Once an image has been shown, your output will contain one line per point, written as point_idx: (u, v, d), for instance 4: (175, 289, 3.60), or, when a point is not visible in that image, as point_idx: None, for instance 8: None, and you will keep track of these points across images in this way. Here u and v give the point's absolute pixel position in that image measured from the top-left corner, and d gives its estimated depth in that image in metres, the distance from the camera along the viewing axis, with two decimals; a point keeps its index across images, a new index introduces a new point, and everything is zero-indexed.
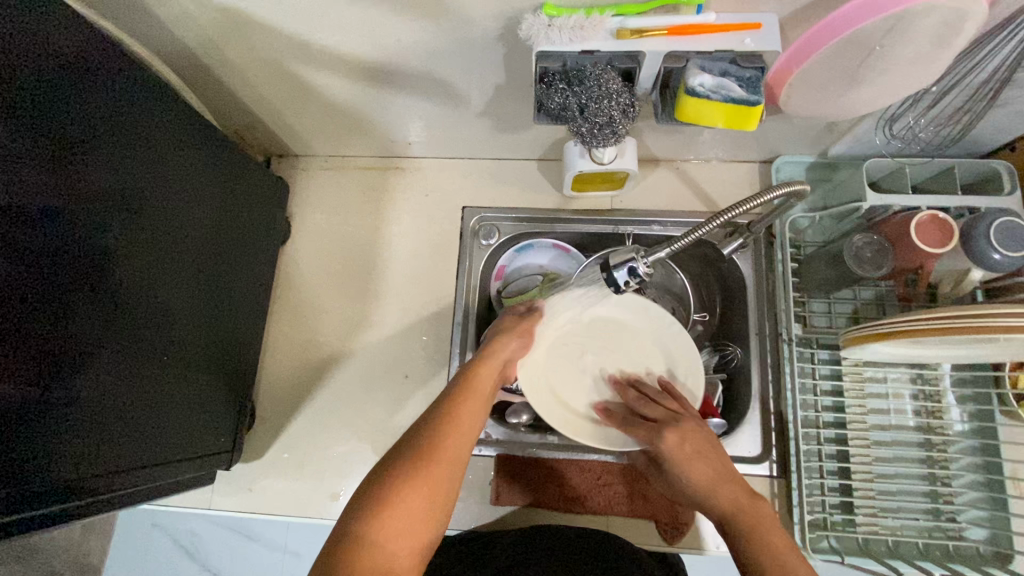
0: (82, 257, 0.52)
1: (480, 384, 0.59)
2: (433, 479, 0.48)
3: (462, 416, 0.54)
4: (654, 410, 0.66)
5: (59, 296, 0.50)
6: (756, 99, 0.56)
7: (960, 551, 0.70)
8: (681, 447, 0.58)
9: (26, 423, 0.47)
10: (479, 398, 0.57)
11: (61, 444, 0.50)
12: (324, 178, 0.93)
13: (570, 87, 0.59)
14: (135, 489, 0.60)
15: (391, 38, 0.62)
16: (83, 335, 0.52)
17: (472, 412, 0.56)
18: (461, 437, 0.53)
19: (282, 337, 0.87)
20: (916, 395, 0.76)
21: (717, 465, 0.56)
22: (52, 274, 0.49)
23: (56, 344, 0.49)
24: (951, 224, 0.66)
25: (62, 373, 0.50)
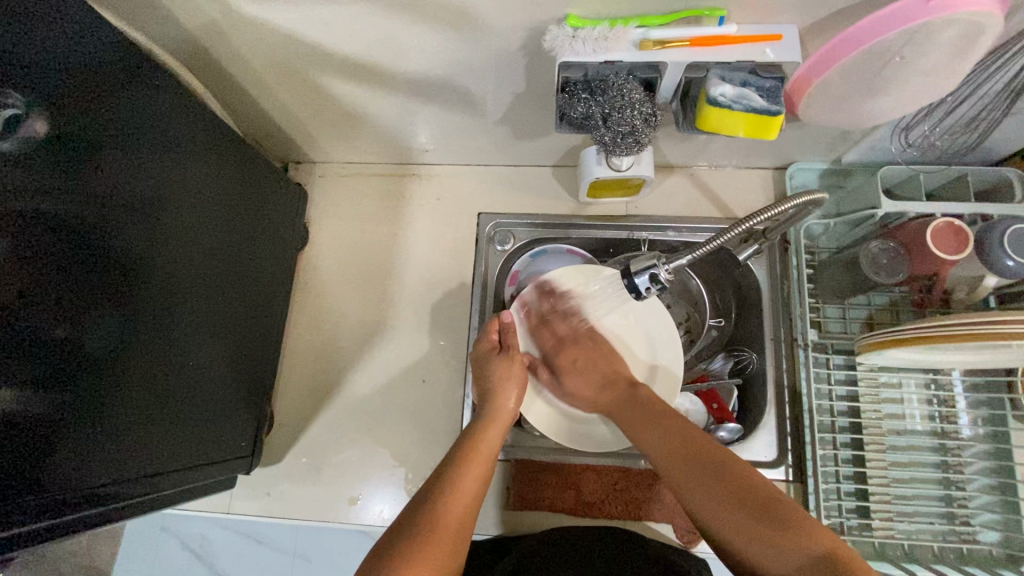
0: (105, 266, 0.52)
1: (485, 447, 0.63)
2: (435, 555, 0.50)
3: (465, 489, 0.57)
4: (560, 326, 0.77)
5: (82, 309, 0.50)
6: (777, 109, 0.56)
7: (974, 555, 0.71)
8: (574, 362, 0.75)
9: (47, 437, 0.47)
10: (481, 469, 0.60)
11: (83, 457, 0.51)
12: (340, 184, 0.94)
13: (592, 96, 0.60)
14: (153, 499, 0.61)
15: (414, 48, 0.63)
16: (104, 344, 0.52)
17: (475, 484, 0.58)
18: (462, 510, 0.55)
19: (298, 343, 0.88)
20: (930, 400, 0.77)
21: (602, 377, 0.73)
22: (76, 283, 0.49)
23: (76, 353, 0.49)
24: (966, 231, 0.66)
25: (83, 386, 0.50)
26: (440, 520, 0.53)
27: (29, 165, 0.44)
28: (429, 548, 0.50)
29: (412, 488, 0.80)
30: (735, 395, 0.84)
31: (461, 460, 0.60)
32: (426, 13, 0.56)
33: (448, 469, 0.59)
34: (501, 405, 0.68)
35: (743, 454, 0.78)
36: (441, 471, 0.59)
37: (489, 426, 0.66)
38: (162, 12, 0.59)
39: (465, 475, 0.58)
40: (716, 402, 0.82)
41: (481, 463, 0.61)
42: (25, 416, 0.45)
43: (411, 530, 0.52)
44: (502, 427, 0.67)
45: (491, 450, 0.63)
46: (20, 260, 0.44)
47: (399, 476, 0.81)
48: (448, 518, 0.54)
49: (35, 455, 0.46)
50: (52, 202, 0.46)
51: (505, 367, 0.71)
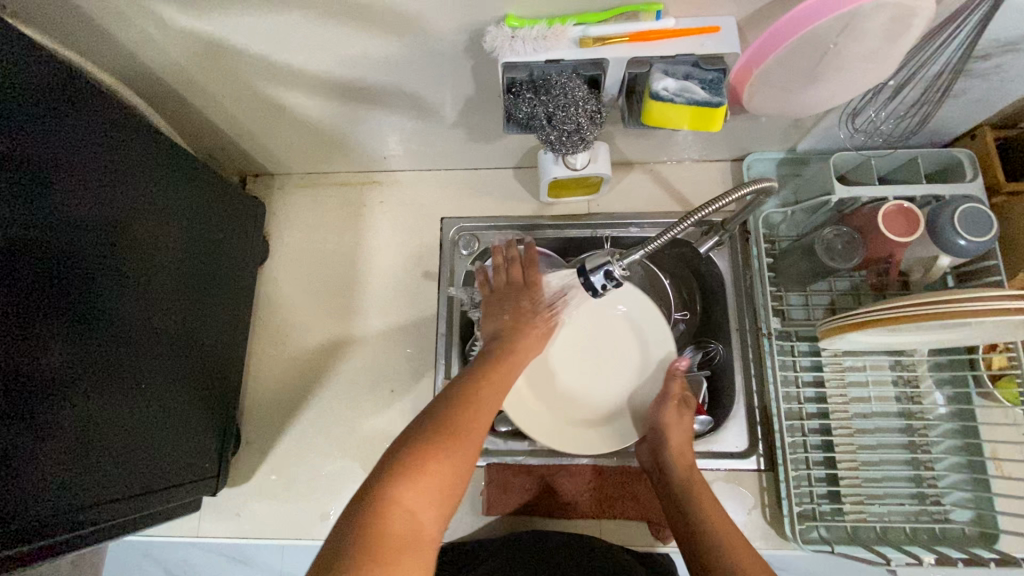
0: (49, 288, 0.50)
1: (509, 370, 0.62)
2: (460, 447, 0.50)
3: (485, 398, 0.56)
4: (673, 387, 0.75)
5: (28, 334, 0.48)
6: (718, 101, 0.57)
7: (945, 533, 0.71)
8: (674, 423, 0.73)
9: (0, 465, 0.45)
10: (499, 388, 0.59)
11: (38, 485, 0.49)
12: (300, 196, 0.93)
13: (537, 97, 0.59)
14: (111, 530, 0.59)
15: (360, 54, 0.62)
16: (53, 370, 0.51)
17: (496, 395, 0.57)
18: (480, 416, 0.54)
19: (262, 359, 0.86)
20: (896, 381, 0.78)
21: (683, 450, 0.71)
22: (18, 302, 0.48)
23: (20, 378, 0.48)
24: (917, 214, 0.67)
25: (31, 416, 0.48)
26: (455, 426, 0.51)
27: None
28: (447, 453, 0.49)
29: None
30: (705, 386, 0.84)
31: (477, 380, 0.58)
32: (366, 19, 0.56)
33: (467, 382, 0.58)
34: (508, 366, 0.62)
35: (715, 446, 0.78)
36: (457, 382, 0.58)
37: (515, 348, 0.65)
38: (94, 30, 0.58)
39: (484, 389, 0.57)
40: None
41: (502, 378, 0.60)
42: None
43: (427, 433, 0.50)
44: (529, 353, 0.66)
45: (511, 373, 0.62)
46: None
47: None
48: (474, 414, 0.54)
49: None
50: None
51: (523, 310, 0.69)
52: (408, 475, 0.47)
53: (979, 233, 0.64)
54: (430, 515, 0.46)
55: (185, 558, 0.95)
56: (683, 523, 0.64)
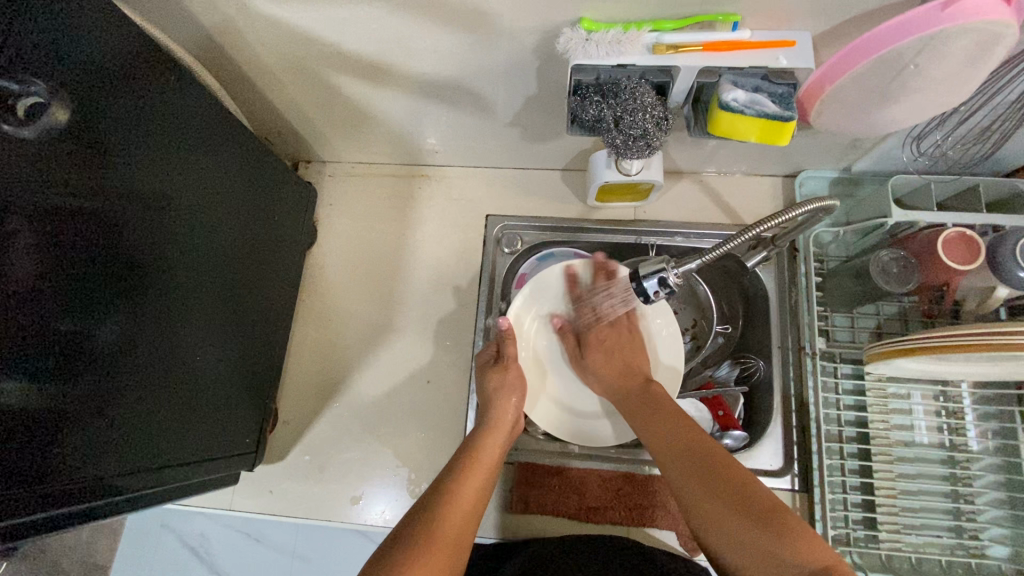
0: (112, 261, 0.51)
1: (488, 457, 0.63)
2: (436, 559, 0.50)
3: (467, 496, 0.57)
4: (590, 311, 0.76)
5: (88, 307, 0.49)
6: (790, 115, 0.56)
7: (983, 569, 0.69)
8: (605, 340, 0.76)
9: (51, 432, 0.46)
10: (478, 482, 0.60)
11: (89, 454, 0.50)
12: (349, 184, 0.94)
13: (604, 100, 0.59)
14: (155, 500, 0.60)
15: (429, 49, 0.63)
16: (108, 344, 0.51)
17: (473, 494, 0.58)
18: (460, 523, 0.55)
19: (302, 341, 0.88)
20: (939, 411, 0.76)
21: (622, 367, 0.73)
22: (83, 273, 0.48)
23: (77, 348, 0.48)
24: (979, 244, 0.66)
25: (84, 386, 0.49)
26: (433, 537, 0.52)
27: (42, 155, 0.43)
28: (424, 563, 0.49)
29: (415, 489, 0.80)
30: (739, 402, 0.84)
31: (458, 477, 0.59)
32: (442, 16, 0.57)
33: (449, 479, 0.58)
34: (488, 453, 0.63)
35: (748, 462, 0.78)
36: (441, 483, 0.59)
37: (490, 434, 0.66)
38: (174, 9, 0.59)
39: (462, 488, 0.58)
40: (722, 409, 0.81)
41: (480, 474, 0.61)
42: (31, 414, 0.44)
43: (408, 546, 0.50)
44: (504, 436, 0.67)
45: (491, 468, 0.63)
46: (37, 253, 0.44)
47: (401, 477, 0.80)
48: (450, 525, 0.54)
49: (39, 458, 0.45)
50: (65, 197, 0.46)
51: (501, 376, 0.71)
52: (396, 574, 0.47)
53: None
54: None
55: (212, 530, 0.97)
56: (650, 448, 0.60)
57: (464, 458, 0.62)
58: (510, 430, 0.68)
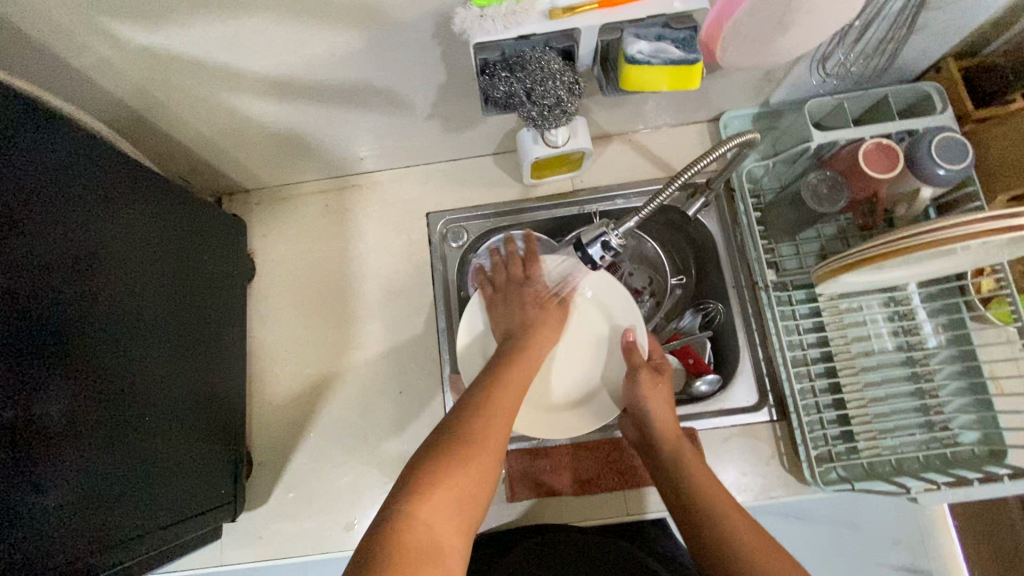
0: (46, 332, 0.49)
1: (523, 376, 0.61)
2: (476, 459, 0.50)
3: (500, 408, 0.56)
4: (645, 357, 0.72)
5: (30, 382, 0.47)
6: (694, 58, 0.56)
7: (957, 456, 0.73)
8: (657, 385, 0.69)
9: (11, 521, 0.44)
10: (514, 391, 0.58)
11: (56, 532, 0.48)
12: (278, 209, 0.90)
13: (513, 74, 0.58)
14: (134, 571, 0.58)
15: (325, 53, 0.60)
16: (53, 420, 0.48)
17: (510, 403, 0.57)
18: (499, 425, 0.54)
19: (262, 379, 0.84)
20: (893, 316, 0.80)
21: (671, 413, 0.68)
22: (20, 352, 0.46)
23: (21, 424, 0.45)
24: (896, 149, 0.68)
25: (40, 465, 0.47)
26: (468, 432, 0.51)
27: None
28: (467, 455, 0.49)
29: None
30: (709, 347, 0.86)
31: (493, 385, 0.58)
32: (329, 15, 0.54)
33: (474, 397, 0.56)
34: (525, 366, 0.62)
35: (727, 403, 0.79)
36: (468, 402, 0.56)
37: (520, 355, 0.64)
38: (44, 57, 0.55)
39: (499, 395, 0.57)
40: (691, 357, 0.83)
41: (514, 389, 0.59)
42: None
43: (447, 442, 0.50)
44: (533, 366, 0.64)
45: (526, 376, 0.62)
46: None
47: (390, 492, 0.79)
48: (490, 427, 0.53)
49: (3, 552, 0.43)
50: None
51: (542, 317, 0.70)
52: (424, 497, 0.46)
53: (957, 161, 0.65)
54: (451, 533, 0.45)
55: None
56: (675, 493, 0.63)
57: (486, 380, 0.59)
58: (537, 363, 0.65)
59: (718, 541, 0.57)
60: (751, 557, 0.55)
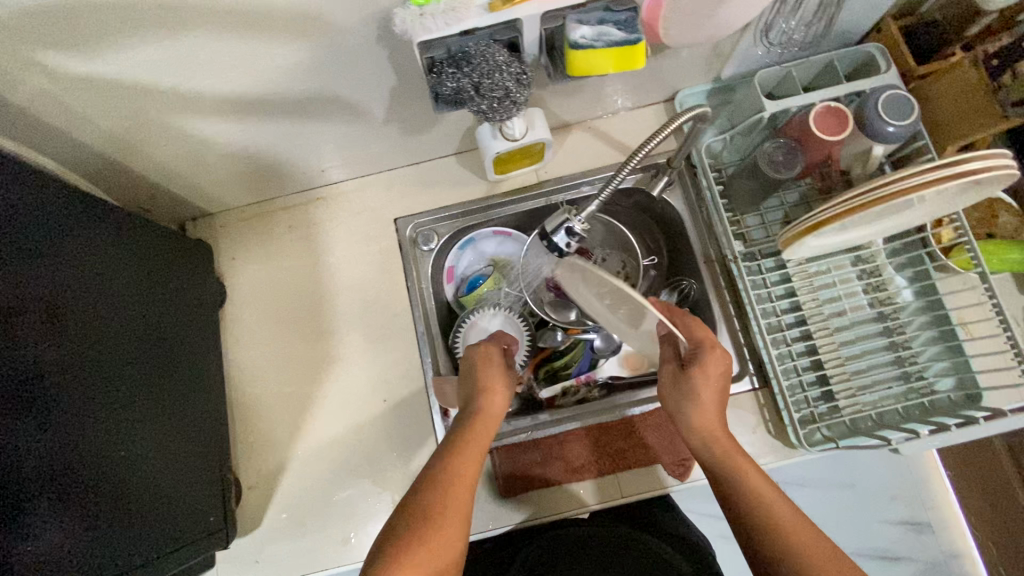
0: (6, 377, 0.47)
1: (478, 437, 0.62)
2: (435, 541, 0.52)
3: (459, 480, 0.57)
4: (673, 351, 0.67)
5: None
6: (636, 37, 0.57)
7: (936, 404, 0.74)
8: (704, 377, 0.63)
9: None
10: (473, 456, 0.60)
11: None
12: (244, 230, 0.89)
13: (459, 70, 0.58)
14: None
15: (270, 66, 0.60)
16: (29, 464, 0.47)
17: (470, 472, 0.58)
18: (459, 498, 0.56)
19: (244, 403, 0.83)
20: (861, 274, 0.81)
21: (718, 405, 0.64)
22: None
23: None
24: (845, 111, 0.70)
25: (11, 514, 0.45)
26: (428, 513, 0.54)
27: None
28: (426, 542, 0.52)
29: None
30: None
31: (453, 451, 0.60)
32: (270, 25, 0.54)
33: (435, 470, 0.58)
34: (483, 427, 0.63)
35: None
36: (423, 477, 0.58)
37: (479, 420, 0.64)
38: None
39: (460, 464, 0.58)
40: None
41: (472, 452, 0.60)
42: None
43: (408, 528, 0.52)
44: (492, 421, 0.64)
45: (485, 437, 0.63)
46: None
47: (384, 502, 0.78)
48: (449, 504, 0.55)
49: None
50: None
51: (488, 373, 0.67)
52: None
53: (904, 118, 0.67)
54: None
55: None
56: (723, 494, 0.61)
57: (448, 445, 0.61)
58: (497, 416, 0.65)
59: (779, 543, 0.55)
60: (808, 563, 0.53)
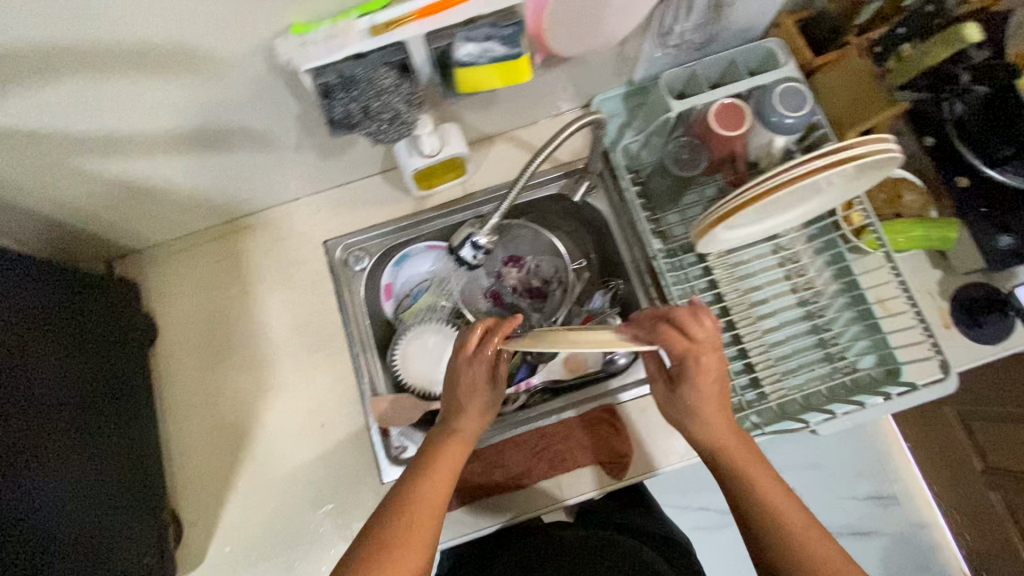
0: None
1: (448, 458, 0.61)
2: (397, 566, 0.52)
3: (424, 505, 0.57)
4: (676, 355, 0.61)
5: None
6: (518, 52, 0.60)
7: (858, 381, 0.76)
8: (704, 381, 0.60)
9: None
10: (442, 476, 0.60)
11: None
12: (173, 263, 0.89)
13: (347, 94, 0.58)
14: None
15: (166, 102, 0.60)
16: None
17: (436, 495, 0.58)
18: (424, 522, 0.55)
19: (182, 438, 0.82)
20: (781, 261, 0.83)
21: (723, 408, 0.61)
22: None
23: None
24: (744, 107, 0.71)
25: None
26: (393, 538, 0.53)
27: None
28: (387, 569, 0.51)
29: (346, 531, 0.78)
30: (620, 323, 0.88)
31: (424, 474, 0.59)
32: (154, 61, 0.54)
33: (401, 492, 0.57)
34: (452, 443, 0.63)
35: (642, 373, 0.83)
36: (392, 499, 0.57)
37: (446, 440, 0.63)
38: None
39: (429, 486, 0.58)
40: None
41: (441, 473, 0.60)
42: None
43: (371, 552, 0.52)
44: (462, 442, 0.64)
45: (455, 457, 0.62)
46: None
47: (328, 526, 0.78)
48: (413, 528, 0.55)
49: None
50: None
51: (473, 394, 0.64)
52: None
53: (801, 109, 0.70)
54: None
55: None
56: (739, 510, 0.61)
57: (418, 466, 0.61)
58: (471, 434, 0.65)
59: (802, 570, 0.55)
60: None
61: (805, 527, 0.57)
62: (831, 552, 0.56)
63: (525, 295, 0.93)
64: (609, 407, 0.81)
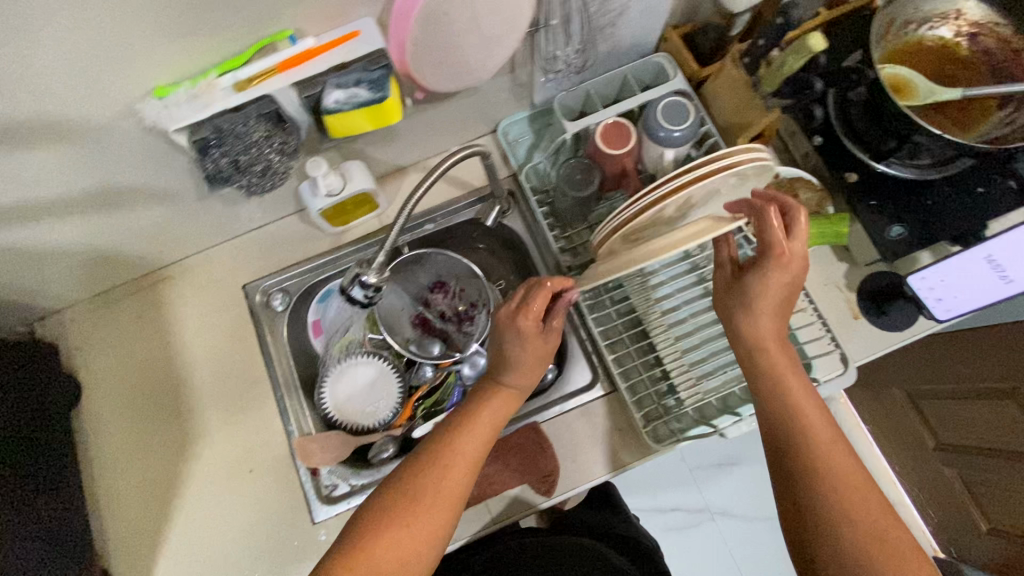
0: None
1: (483, 419, 0.64)
2: (420, 518, 0.56)
3: (455, 464, 0.59)
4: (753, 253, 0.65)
5: None
6: (383, 96, 0.61)
7: None
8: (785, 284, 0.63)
9: None
10: (477, 435, 0.62)
11: None
12: (95, 320, 0.88)
13: (217, 149, 0.59)
14: None
15: (47, 170, 0.60)
16: None
17: (468, 455, 0.61)
18: (451, 479, 0.59)
19: (111, 496, 0.81)
20: (695, 267, 0.85)
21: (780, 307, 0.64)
22: None
23: None
24: (628, 128, 0.75)
25: None
26: (420, 491, 0.57)
27: None
28: (410, 517, 0.56)
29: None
30: None
31: (456, 429, 0.62)
32: (22, 134, 0.54)
33: (432, 450, 0.60)
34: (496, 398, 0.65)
35: (564, 388, 0.83)
36: (422, 455, 0.60)
37: (489, 401, 0.65)
38: None
39: (459, 443, 0.61)
40: None
41: (474, 434, 0.62)
42: None
43: (397, 502, 0.57)
44: (506, 397, 0.66)
45: (493, 417, 0.64)
46: None
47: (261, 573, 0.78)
48: (443, 484, 0.58)
49: None
50: None
51: (522, 343, 0.65)
52: (367, 550, 0.54)
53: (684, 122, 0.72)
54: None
55: None
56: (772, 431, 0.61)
57: (455, 423, 0.63)
58: (521, 392, 0.67)
59: (827, 486, 0.56)
60: (849, 512, 0.54)
61: (839, 448, 0.58)
62: (864, 482, 0.56)
63: (452, 321, 0.93)
64: (534, 425, 0.81)
